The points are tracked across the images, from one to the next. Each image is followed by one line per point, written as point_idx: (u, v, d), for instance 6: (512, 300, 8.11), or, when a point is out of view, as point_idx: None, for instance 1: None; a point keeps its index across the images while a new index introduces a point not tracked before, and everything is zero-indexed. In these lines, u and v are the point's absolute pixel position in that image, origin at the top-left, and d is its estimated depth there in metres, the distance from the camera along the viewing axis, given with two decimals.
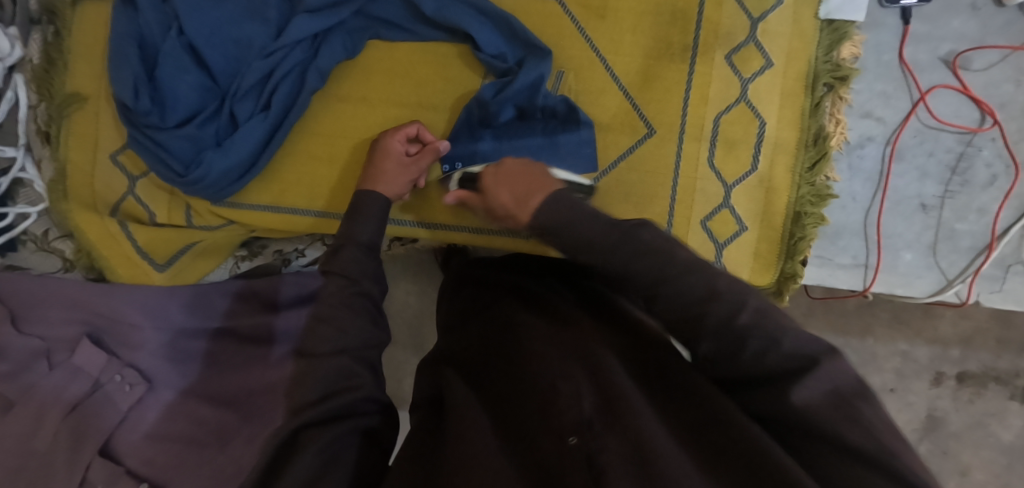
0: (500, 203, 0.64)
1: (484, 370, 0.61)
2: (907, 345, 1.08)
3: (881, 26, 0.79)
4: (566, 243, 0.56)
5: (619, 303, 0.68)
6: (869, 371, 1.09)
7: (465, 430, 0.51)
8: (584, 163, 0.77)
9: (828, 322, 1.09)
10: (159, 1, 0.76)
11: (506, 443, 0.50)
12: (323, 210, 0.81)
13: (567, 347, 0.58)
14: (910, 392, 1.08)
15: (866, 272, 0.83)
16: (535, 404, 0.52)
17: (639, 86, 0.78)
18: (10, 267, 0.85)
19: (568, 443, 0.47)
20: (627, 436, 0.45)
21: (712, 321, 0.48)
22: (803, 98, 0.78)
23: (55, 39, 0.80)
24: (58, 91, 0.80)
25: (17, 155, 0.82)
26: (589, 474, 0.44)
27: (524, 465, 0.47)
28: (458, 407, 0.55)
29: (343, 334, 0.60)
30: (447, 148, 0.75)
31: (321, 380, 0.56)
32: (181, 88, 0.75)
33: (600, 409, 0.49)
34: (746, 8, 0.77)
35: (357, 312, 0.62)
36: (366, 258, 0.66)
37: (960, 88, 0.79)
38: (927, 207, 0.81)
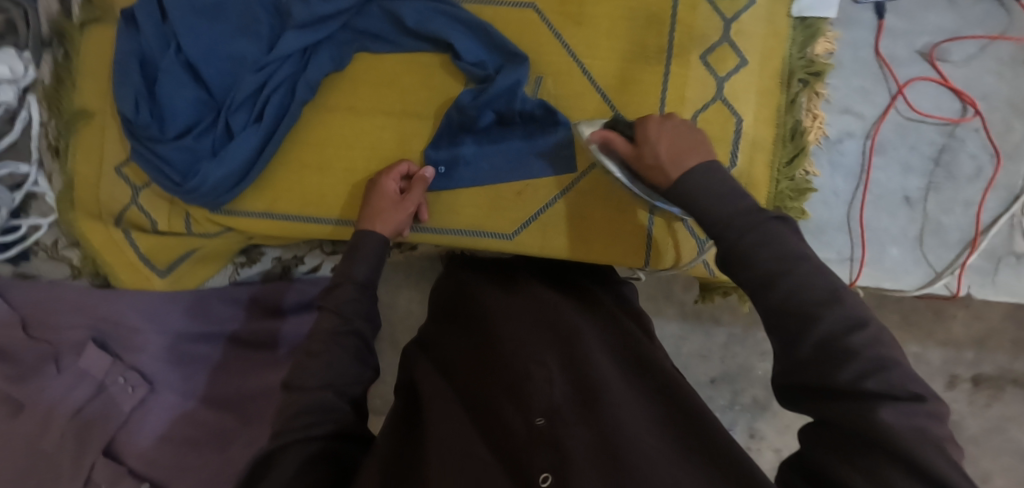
0: (655, 151, 0.61)
1: (463, 353, 0.64)
2: (919, 347, 1.06)
3: (855, 22, 0.80)
4: (699, 207, 0.55)
5: (600, 299, 0.72)
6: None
7: (438, 421, 0.54)
8: (562, 164, 0.80)
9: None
10: (160, 21, 0.81)
11: (478, 430, 0.52)
12: (338, 218, 0.84)
13: (542, 333, 0.61)
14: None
15: (851, 266, 0.82)
16: (508, 388, 0.55)
17: (617, 88, 0.80)
18: (21, 276, 0.90)
19: (535, 424, 0.49)
20: (597, 427, 0.48)
21: (811, 336, 0.47)
22: (778, 95, 0.79)
23: (64, 60, 0.85)
24: (67, 107, 0.84)
25: (30, 171, 0.87)
26: (555, 457, 0.46)
27: (496, 447, 0.50)
28: (434, 394, 0.58)
29: (329, 367, 0.61)
30: (432, 174, 0.79)
31: (304, 412, 0.57)
32: (179, 102, 0.79)
33: (573, 399, 0.51)
34: (718, 9, 0.79)
35: (345, 349, 0.63)
36: (361, 295, 0.68)
37: (939, 80, 0.79)
38: (911, 201, 0.81)
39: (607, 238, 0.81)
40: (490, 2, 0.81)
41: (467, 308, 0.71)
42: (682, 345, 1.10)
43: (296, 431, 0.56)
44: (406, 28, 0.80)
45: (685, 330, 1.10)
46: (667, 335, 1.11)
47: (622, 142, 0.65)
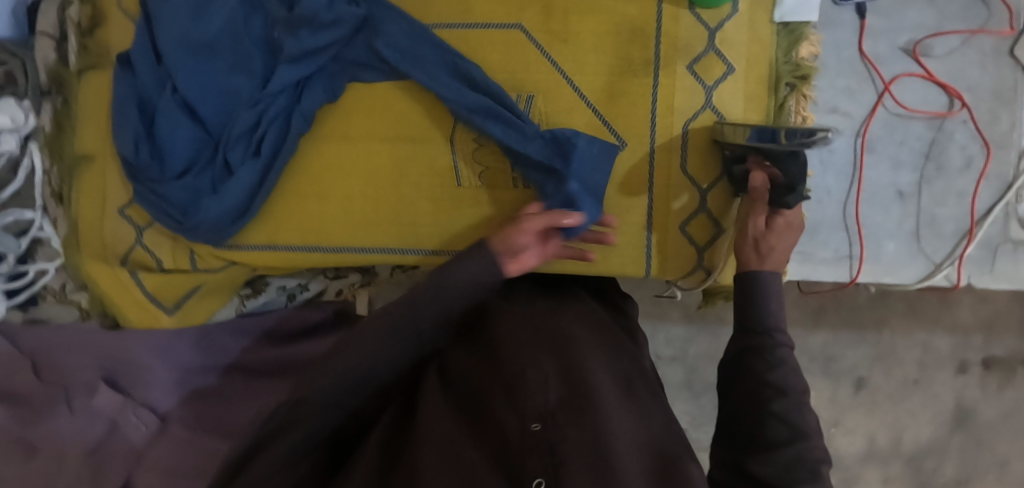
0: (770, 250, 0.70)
1: (460, 362, 0.65)
2: (927, 335, 1.06)
3: (837, 24, 0.81)
4: (759, 281, 0.69)
5: (590, 314, 0.74)
6: (890, 365, 1.07)
7: (429, 434, 0.55)
8: (598, 174, 0.77)
9: (839, 316, 1.07)
10: (155, 63, 0.82)
11: (472, 435, 0.53)
12: (432, 249, 0.83)
13: (539, 341, 0.62)
14: (935, 384, 1.06)
15: (850, 264, 0.83)
16: (504, 390, 0.55)
17: (606, 102, 0.81)
18: (32, 321, 0.91)
19: (529, 427, 0.50)
20: (588, 431, 0.49)
21: (777, 428, 0.60)
22: (767, 99, 0.80)
23: (63, 106, 0.85)
24: (68, 152, 0.85)
25: (34, 217, 0.87)
26: (548, 460, 0.46)
27: (489, 451, 0.51)
28: (427, 406, 0.59)
29: (378, 351, 0.59)
30: (568, 221, 0.71)
31: (328, 387, 0.56)
32: (178, 140, 0.80)
33: (565, 402, 0.52)
34: (701, 19, 0.79)
35: (397, 339, 0.61)
36: (441, 294, 0.62)
37: (924, 74, 0.80)
38: (903, 195, 0.82)
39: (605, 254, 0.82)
40: (475, 25, 0.82)
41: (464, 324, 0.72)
42: (690, 346, 1.11)
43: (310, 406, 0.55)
44: (392, 55, 0.80)
45: (691, 332, 1.10)
46: (674, 338, 1.11)
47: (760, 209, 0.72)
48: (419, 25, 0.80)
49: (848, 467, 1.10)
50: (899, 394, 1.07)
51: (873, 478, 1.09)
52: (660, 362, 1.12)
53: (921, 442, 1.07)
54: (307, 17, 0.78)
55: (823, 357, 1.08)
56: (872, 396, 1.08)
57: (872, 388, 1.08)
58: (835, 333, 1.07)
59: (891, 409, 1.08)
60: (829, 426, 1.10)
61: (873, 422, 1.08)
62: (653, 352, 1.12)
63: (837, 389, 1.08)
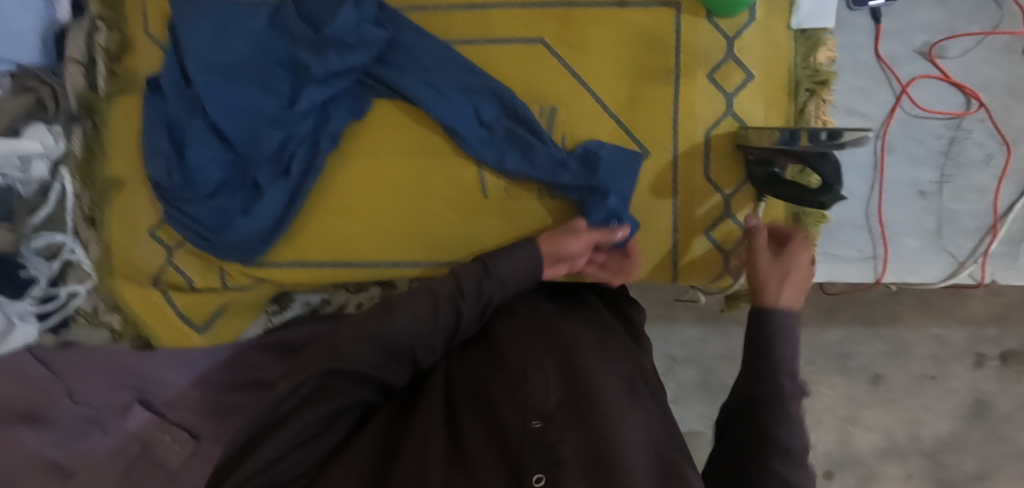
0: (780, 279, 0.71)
1: (472, 364, 0.70)
2: (941, 329, 1.06)
3: (852, 28, 0.82)
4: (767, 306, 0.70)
5: (598, 319, 0.78)
6: (905, 359, 1.08)
7: (438, 426, 0.60)
8: (621, 182, 0.79)
9: (853, 312, 1.08)
10: (183, 86, 0.83)
11: (479, 430, 0.58)
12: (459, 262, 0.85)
13: (548, 349, 0.67)
14: (951, 378, 1.07)
15: (874, 264, 0.83)
16: (511, 392, 0.60)
17: (627, 110, 0.82)
18: (64, 345, 0.92)
19: (530, 425, 0.55)
20: (587, 435, 0.54)
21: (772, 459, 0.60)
22: (786, 105, 0.81)
23: (93, 131, 0.86)
24: (98, 176, 0.86)
25: (65, 240, 0.88)
26: (547, 457, 0.52)
27: (493, 446, 0.56)
28: (436, 399, 0.64)
29: (418, 323, 0.66)
30: (620, 234, 0.79)
31: (366, 355, 0.62)
32: (207, 163, 0.81)
33: (565, 405, 0.58)
34: (719, 27, 0.80)
35: (436, 316, 0.68)
36: (485, 282, 0.72)
37: (940, 76, 0.81)
38: (924, 193, 0.83)
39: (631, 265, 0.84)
40: (497, 40, 0.82)
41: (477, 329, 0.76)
42: (708, 346, 1.11)
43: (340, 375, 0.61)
44: (416, 74, 0.81)
45: (706, 333, 1.11)
46: (689, 339, 1.12)
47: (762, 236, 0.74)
48: (444, 45, 0.82)
49: (868, 465, 1.10)
50: (915, 389, 1.08)
51: (894, 475, 1.09)
52: (676, 364, 1.13)
53: (940, 436, 1.08)
54: (334, 39, 0.78)
55: (837, 354, 1.09)
56: (889, 391, 1.08)
57: (888, 384, 1.08)
58: (849, 328, 1.08)
59: (908, 404, 1.08)
60: (846, 423, 1.10)
61: (891, 418, 1.09)
62: (668, 353, 1.12)
63: (853, 384, 1.09)
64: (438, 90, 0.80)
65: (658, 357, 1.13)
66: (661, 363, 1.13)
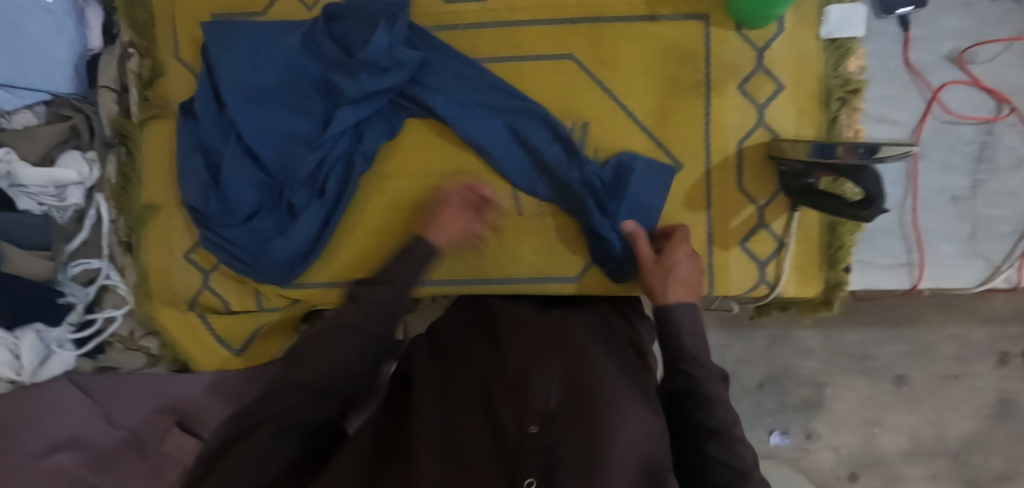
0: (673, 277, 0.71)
1: (469, 358, 0.67)
2: (963, 329, 1.02)
3: (881, 36, 0.82)
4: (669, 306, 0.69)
5: (597, 315, 0.76)
6: (927, 360, 1.03)
7: (429, 426, 0.58)
8: (654, 196, 0.80)
9: (873, 313, 1.03)
10: (217, 112, 0.83)
11: (475, 429, 0.57)
12: (493, 278, 0.85)
13: (550, 345, 0.65)
14: (975, 377, 1.02)
15: (910, 270, 0.83)
16: (509, 390, 0.58)
17: (659, 124, 0.82)
18: (100, 370, 0.91)
19: (528, 428, 0.53)
20: (585, 437, 0.53)
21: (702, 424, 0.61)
22: (818, 114, 0.81)
23: (127, 158, 0.89)
24: (135, 203, 0.88)
25: (101, 266, 0.89)
26: (544, 461, 0.51)
27: (488, 447, 0.54)
28: (430, 397, 0.62)
29: (366, 319, 0.62)
30: (489, 192, 0.81)
31: (329, 360, 0.58)
32: (242, 186, 0.81)
33: (565, 406, 0.56)
34: (748, 39, 0.81)
35: (377, 313, 0.63)
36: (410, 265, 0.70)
37: (971, 81, 0.82)
38: (957, 199, 0.83)
39: None
40: (527, 57, 0.83)
41: (473, 332, 0.74)
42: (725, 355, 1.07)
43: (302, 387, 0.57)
44: (447, 97, 0.82)
45: (725, 338, 1.07)
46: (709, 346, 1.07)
47: (645, 242, 0.76)
48: (475, 64, 0.82)
49: (894, 467, 1.05)
50: (940, 390, 1.03)
51: (919, 476, 1.04)
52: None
53: (965, 436, 1.03)
54: (365, 63, 0.78)
55: (859, 356, 1.05)
56: (913, 392, 1.04)
57: (912, 385, 1.04)
58: (869, 330, 1.04)
59: (931, 404, 1.04)
60: (870, 425, 1.05)
61: (915, 418, 1.04)
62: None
63: (876, 387, 1.04)
64: (469, 110, 0.81)
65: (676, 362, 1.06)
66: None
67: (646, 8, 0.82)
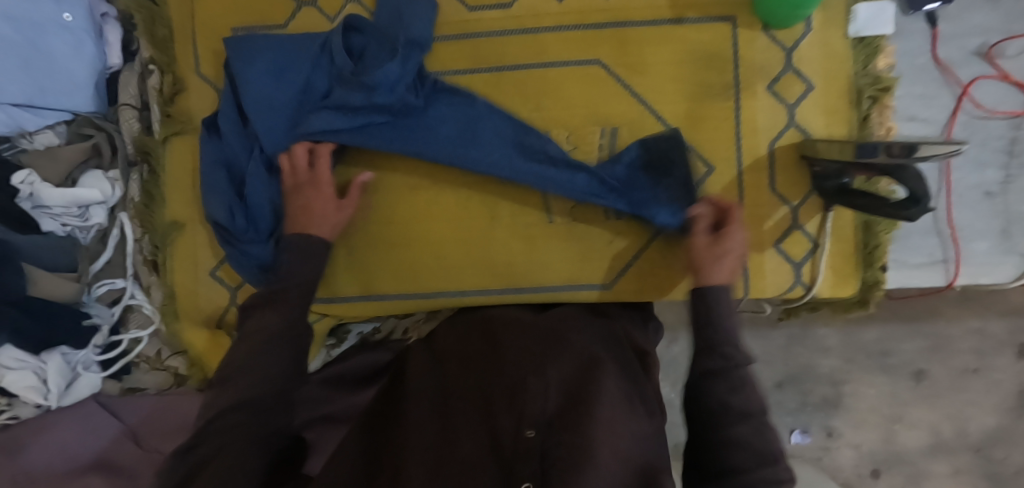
0: (723, 266, 0.67)
1: (463, 359, 0.67)
2: (980, 321, 0.96)
3: (909, 33, 0.82)
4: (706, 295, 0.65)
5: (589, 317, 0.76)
6: (946, 354, 0.97)
7: (421, 433, 0.59)
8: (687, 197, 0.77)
9: (890, 308, 0.98)
10: (240, 127, 0.82)
11: (471, 433, 0.56)
12: (523, 287, 0.84)
13: (544, 346, 0.64)
14: (994, 370, 0.96)
15: (946, 267, 0.82)
16: (505, 393, 0.58)
17: (689, 128, 0.81)
18: (128, 391, 0.91)
19: (524, 433, 0.54)
20: (578, 440, 0.53)
21: (732, 402, 0.59)
22: (849, 113, 0.80)
23: (150, 176, 0.87)
24: (160, 221, 0.87)
25: (126, 285, 0.88)
26: (538, 465, 0.51)
27: (482, 450, 0.54)
28: (423, 402, 0.63)
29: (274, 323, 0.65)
30: (366, 177, 0.78)
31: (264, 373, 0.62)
32: (266, 201, 0.79)
33: (560, 410, 0.56)
34: (776, 39, 0.80)
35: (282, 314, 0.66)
36: (307, 259, 0.71)
37: (1000, 76, 0.81)
38: (992, 194, 0.82)
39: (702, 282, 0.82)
40: (553, 63, 0.82)
41: (472, 330, 0.73)
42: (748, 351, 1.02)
43: (257, 397, 0.60)
44: (454, 116, 0.80)
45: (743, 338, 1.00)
46: None
47: (704, 222, 0.72)
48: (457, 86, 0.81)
49: (915, 464, 0.99)
50: (958, 385, 0.97)
51: (941, 472, 0.99)
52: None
53: (984, 429, 0.97)
54: (370, 86, 0.75)
55: (877, 352, 0.99)
56: (932, 387, 0.98)
57: (932, 380, 0.98)
58: (886, 325, 0.98)
59: (951, 399, 0.98)
60: (891, 422, 1.00)
61: (936, 414, 0.98)
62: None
63: (895, 383, 0.99)
64: (474, 133, 0.79)
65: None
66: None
67: (673, 12, 0.81)
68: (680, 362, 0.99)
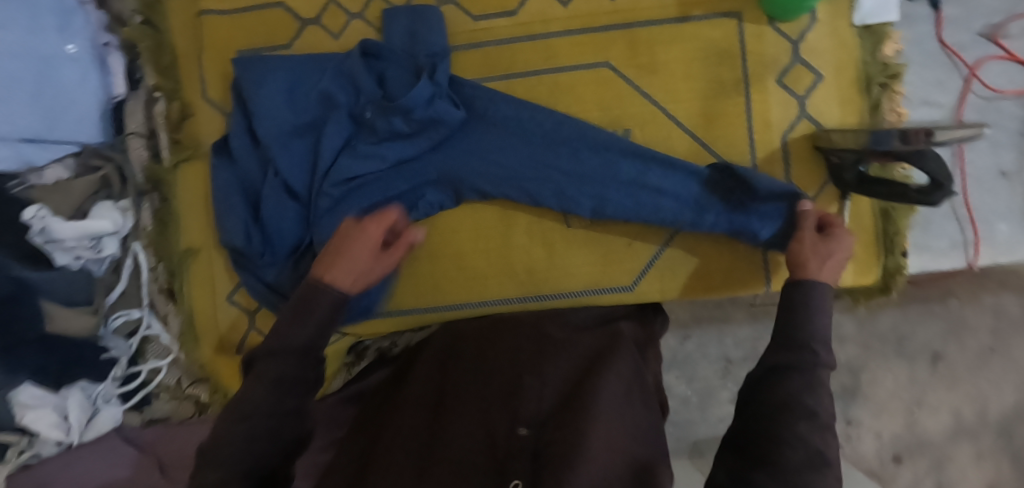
0: (820, 261, 0.64)
1: (462, 358, 0.65)
2: (995, 299, 0.96)
3: (915, 18, 0.82)
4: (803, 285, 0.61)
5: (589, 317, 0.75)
6: (963, 336, 0.97)
7: (417, 435, 0.57)
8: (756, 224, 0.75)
9: (902, 291, 0.98)
10: (253, 148, 0.81)
11: (464, 431, 0.54)
12: (541, 295, 0.83)
13: (543, 347, 0.63)
14: (1013, 348, 0.95)
15: (966, 249, 0.82)
16: (500, 391, 0.57)
17: (704, 125, 0.81)
18: (149, 422, 0.89)
19: (518, 432, 0.52)
20: (572, 433, 0.50)
21: (798, 389, 0.53)
22: (860, 102, 0.80)
23: (162, 204, 0.87)
24: (173, 249, 0.86)
25: (142, 315, 0.87)
26: (530, 464, 0.49)
27: (473, 448, 0.52)
28: (419, 403, 0.61)
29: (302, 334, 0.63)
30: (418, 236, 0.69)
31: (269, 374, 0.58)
32: (285, 223, 0.78)
33: (556, 407, 0.54)
34: (783, 33, 0.80)
35: None
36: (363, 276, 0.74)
37: (1006, 56, 0.82)
38: (1008, 175, 0.83)
39: (726, 281, 0.82)
40: (563, 68, 0.82)
41: (471, 331, 0.72)
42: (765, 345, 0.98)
43: None
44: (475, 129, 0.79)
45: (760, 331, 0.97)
46: (743, 341, 0.97)
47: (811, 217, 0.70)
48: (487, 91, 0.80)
49: (939, 449, 0.97)
50: (976, 366, 0.96)
51: (965, 455, 0.97)
52: (733, 367, 0.97)
53: (1005, 409, 0.96)
54: (404, 109, 0.74)
55: (893, 338, 0.98)
56: (950, 369, 0.97)
57: (949, 362, 0.97)
58: (901, 309, 0.98)
59: (971, 381, 0.97)
60: (912, 407, 0.98)
61: (957, 396, 0.97)
62: (723, 356, 0.97)
63: (912, 367, 0.98)
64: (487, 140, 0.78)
65: (712, 360, 0.97)
66: (717, 367, 0.97)
67: (679, 10, 0.81)
68: (696, 359, 0.98)
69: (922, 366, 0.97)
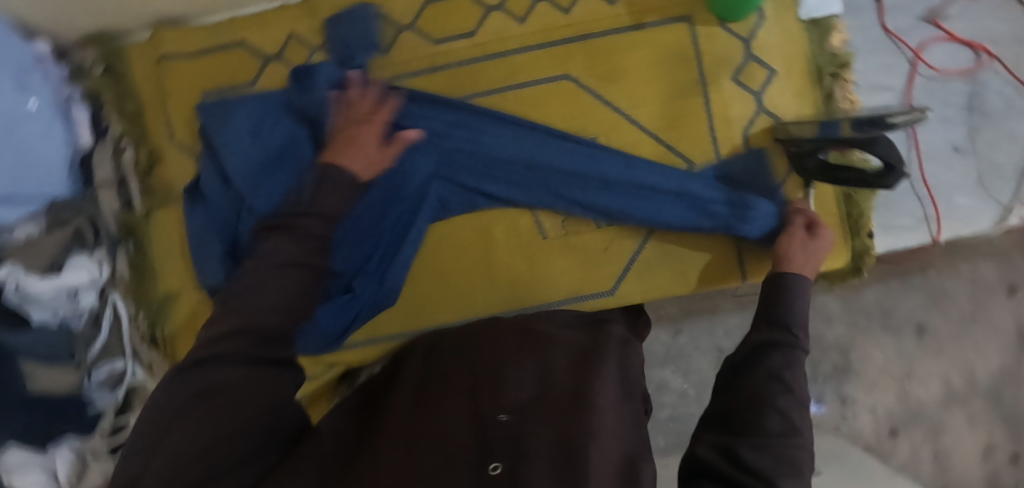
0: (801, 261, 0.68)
1: (448, 355, 0.64)
2: (971, 267, 0.99)
3: (858, 8, 0.86)
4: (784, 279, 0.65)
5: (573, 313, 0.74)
6: (943, 305, 0.99)
7: (396, 421, 0.55)
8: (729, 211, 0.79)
9: (881, 268, 1.00)
10: (224, 187, 0.81)
11: (446, 417, 0.53)
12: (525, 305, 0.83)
13: (530, 345, 0.62)
14: (991, 313, 0.99)
15: (929, 224, 0.85)
16: (484, 384, 0.56)
17: (667, 127, 0.83)
18: None
19: (498, 418, 0.51)
20: (560, 428, 0.50)
21: (779, 365, 0.56)
22: (813, 92, 0.83)
23: (138, 253, 0.89)
24: (154, 295, 0.89)
25: (126, 366, 0.85)
26: (512, 447, 0.47)
27: (452, 433, 0.50)
28: (399, 398, 0.59)
29: None
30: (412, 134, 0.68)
31: None
32: None
33: (542, 400, 0.54)
34: (733, 32, 0.83)
35: None
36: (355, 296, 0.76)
37: (946, 36, 0.85)
38: (961, 149, 0.86)
39: (703, 278, 0.83)
40: (524, 84, 0.84)
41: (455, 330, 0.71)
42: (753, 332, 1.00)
43: None
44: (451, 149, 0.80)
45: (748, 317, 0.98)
46: (733, 329, 0.99)
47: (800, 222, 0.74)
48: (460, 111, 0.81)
49: (932, 417, 0.99)
50: (958, 334, 0.99)
51: (958, 420, 0.99)
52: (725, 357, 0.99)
53: (990, 373, 0.99)
54: None
55: (877, 312, 1.00)
56: (935, 339, 0.99)
57: (933, 333, 1.00)
58: (882, 285, 1.00)
59: (955, 348, 0.99)
60: (902, 379, 1.00)
61: (943, 364, 0.99)
62: (715, 347, 0.98)
63: (898, 341, 1.00)
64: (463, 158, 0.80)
65: (704, 352, 0.99)
66: (709, 358, 0.98)
67: (632, 18, 0.84)
68: (689, 352, 0.99)
69: (906, 339, 1.00)
